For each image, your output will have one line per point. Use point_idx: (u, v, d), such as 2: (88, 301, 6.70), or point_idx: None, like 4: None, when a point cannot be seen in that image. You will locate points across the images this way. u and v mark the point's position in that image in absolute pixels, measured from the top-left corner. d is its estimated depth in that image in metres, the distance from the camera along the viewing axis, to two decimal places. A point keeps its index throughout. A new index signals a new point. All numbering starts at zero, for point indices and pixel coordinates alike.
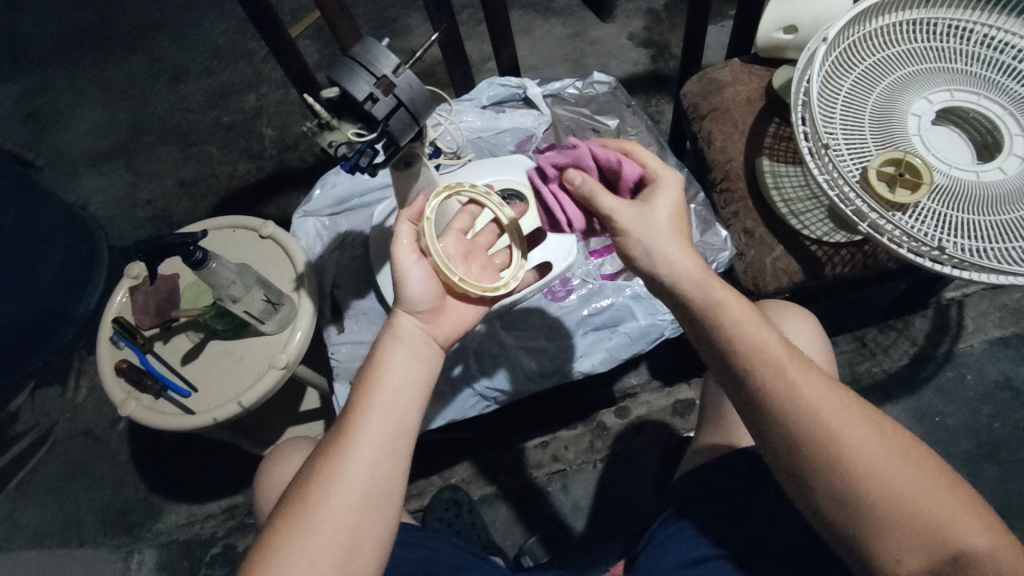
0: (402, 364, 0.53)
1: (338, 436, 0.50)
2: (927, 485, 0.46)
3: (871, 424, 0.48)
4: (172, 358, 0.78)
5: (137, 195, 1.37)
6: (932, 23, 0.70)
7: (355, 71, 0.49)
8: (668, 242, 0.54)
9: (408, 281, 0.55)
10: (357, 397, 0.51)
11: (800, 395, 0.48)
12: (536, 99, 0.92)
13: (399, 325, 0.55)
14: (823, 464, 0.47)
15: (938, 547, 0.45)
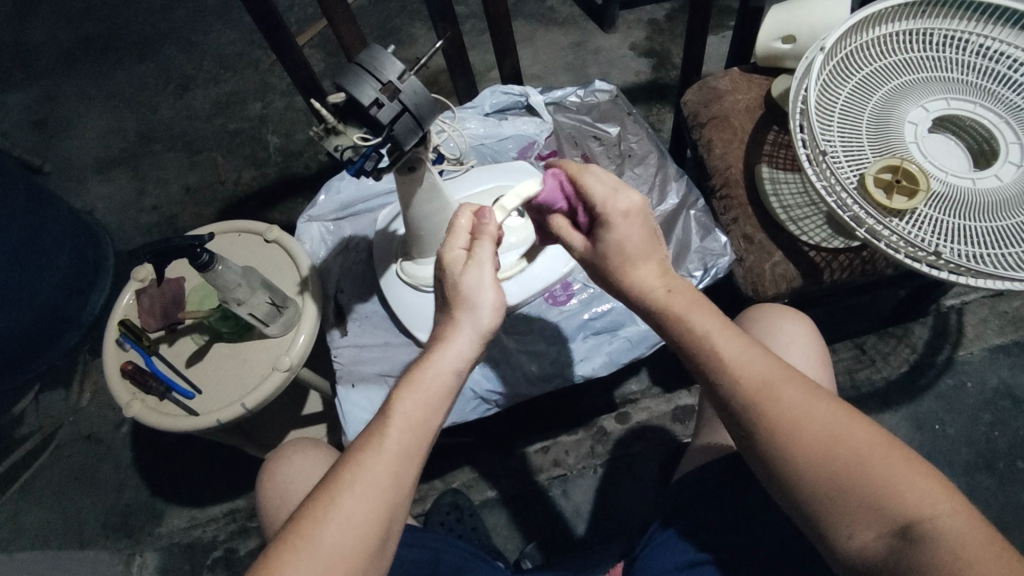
0: (437, 392, 0.52)
1: (359, 462, 0.48)
2: (875, 457, 0.45)
3: (810, 399, 0.48)
4: (177, 361, 0.79)
5: (144, 201, 1.38)
6: (928, 33, 0.72)
7: (362, 77, 0.50)
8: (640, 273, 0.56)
9: (482, 307, 0.54)
10: (388, 426, 0.49)
11: (742, 379, 0.50)
12: (538, 107, 0.93)
13: (454, 345, 0.53)
14: (769, 441, 0.48)
15: (890, 521, 0.44)
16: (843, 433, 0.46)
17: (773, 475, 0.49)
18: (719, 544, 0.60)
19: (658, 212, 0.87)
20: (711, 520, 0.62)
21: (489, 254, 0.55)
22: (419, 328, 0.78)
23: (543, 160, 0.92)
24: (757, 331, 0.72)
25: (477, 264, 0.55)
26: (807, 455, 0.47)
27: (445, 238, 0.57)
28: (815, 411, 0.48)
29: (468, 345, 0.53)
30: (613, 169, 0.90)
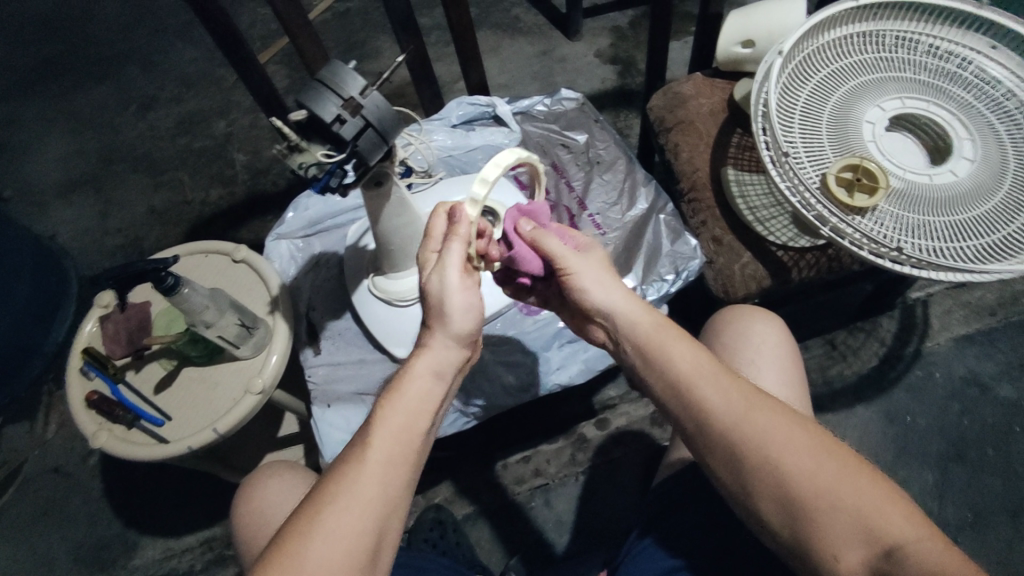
0: (417, 400, 0.52)
1: (343, 477, 0.47)
2: (845, 483, 0.46)
3: (782, 423, 0.49)
4: (145, 388, 0.77)
5: (107, 224, 1.35)
6: (881, 35, 0.74)
7: (322, 94, 0.50)
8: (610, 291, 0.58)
9: (456, 313, 0.54)
10: (373, 437, 0.49)
11: (714, 409, 0.51)
12: (506, 117, 0.92)
13: (433, 352, 0.54)
14: (755, 474, 0.49)
15: (869, 546, 0.44)
16: (819, 470, 0.47)
17: (757, 513, 0.49)
18: (701, 551, 0.60)
19: (628, 218, 0.87)
20: (691, 527, 0.62)
21: (457, 254, 0.54)
22: (395, 344, 0.77)
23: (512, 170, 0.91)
24: (728, 336, 0.72)
25: (441, 264, 0.54)
26: (790, 487, 0.47)
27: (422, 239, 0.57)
28: (787, 436, 0.48)
29: (447, 355, 0.54)
30: (582, 176, 0.90)
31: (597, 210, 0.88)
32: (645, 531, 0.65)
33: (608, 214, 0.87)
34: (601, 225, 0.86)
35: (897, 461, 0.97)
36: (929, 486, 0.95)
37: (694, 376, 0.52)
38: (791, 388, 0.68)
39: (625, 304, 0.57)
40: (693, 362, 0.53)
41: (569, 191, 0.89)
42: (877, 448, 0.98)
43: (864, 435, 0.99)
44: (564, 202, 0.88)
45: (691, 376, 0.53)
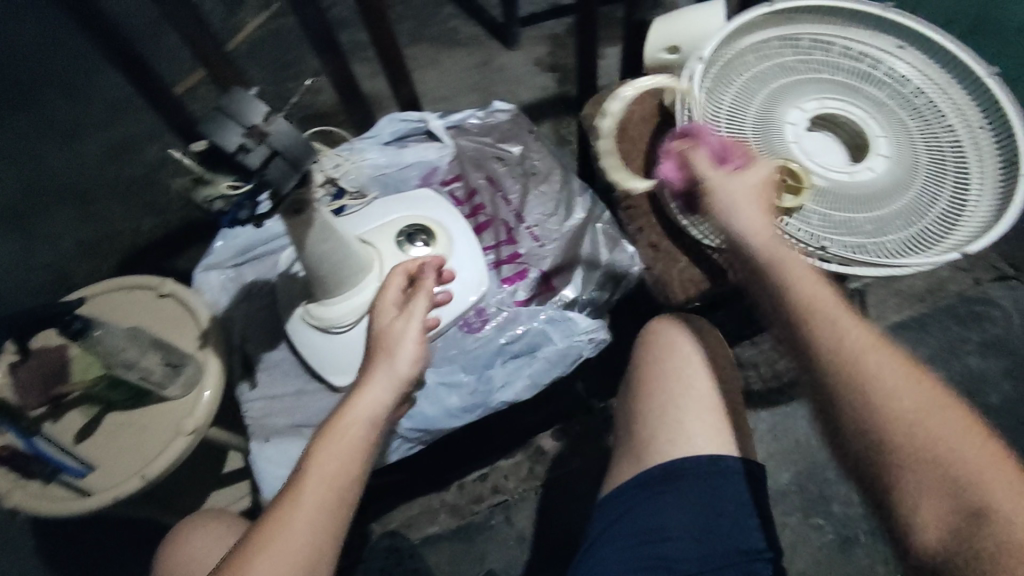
0: (357, 438, 0.54)
1: (280, 514, 0.50)
2: (958, 443, 0.44)
3: (905, 376, 0.47)
4: (64, 437, 0.72)
5: (31, 260, 1.28)
6: (798, 38, 0.75)
7: (224, 123, 0.47)
8: (748, 211, 0.56)
9: (401, 355, 0.57)
10: (308, 477, 0.52)
11: (840, 344, 0.49)
12: (439, 132, 0.90)
13: (374, 391, 0.56)
14: (856, 408, 0.47)
15: (960, 503, 0.43)
16: (937, 424, 0.45)
17: (844, 443, 0.49)
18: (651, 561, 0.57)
19: (566, 228, 0.84)
20: (636, 552, 0.58)
21: (421, 308, 0.60)
22: (332, 372, 0.75)
23: (447, 185, 0.89)
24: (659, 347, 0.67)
25: (406, 316, 0.60)
26: (892, 423, 0.46)
27: (382, 292, 0.62)
28: (906, 388, 0.47)
29: (384, 393, 0.56)
30: (518, 188, 0.87)
31: (535, 221, 0.85)
32: (588, 559, 0.60)
33: (546, 225, 0.84)
34: (539, 237, 0.83)
35: None
36: None
37: (813, 307, 0.51)
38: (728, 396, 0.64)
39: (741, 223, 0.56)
40: (814, 295, 0.51)
41: (505, 205, 0.86)
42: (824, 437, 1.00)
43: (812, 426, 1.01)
44: (501, 216, 0.86)
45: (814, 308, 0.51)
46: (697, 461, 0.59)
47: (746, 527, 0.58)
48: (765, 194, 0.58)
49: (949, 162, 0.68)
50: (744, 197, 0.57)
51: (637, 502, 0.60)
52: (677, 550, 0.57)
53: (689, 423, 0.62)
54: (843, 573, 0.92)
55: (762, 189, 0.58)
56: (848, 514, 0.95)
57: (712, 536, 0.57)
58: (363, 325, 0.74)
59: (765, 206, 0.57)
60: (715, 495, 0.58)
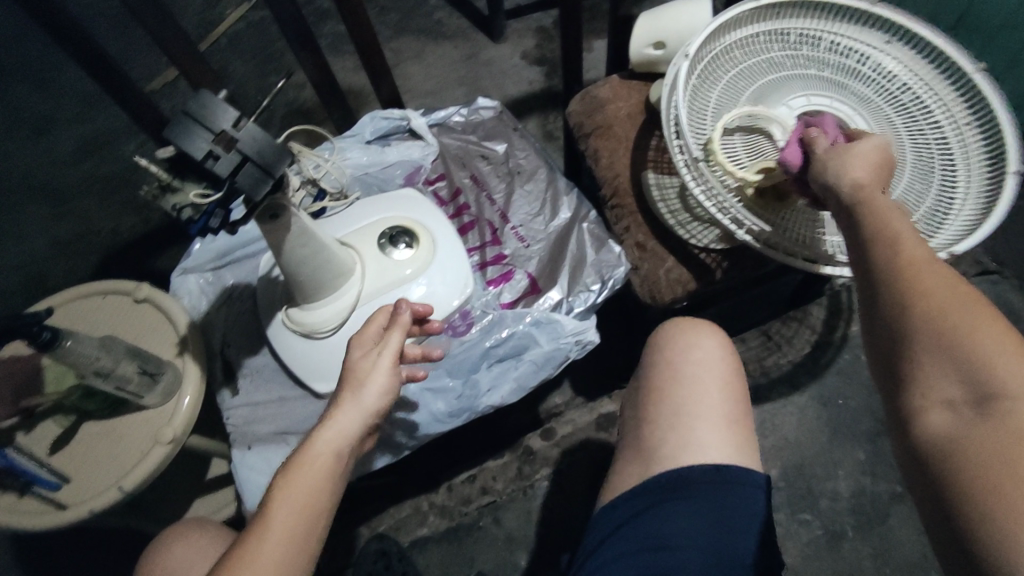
0: (322, 474, 0.52)
1: (245, 556, 0.47)
2: (988, 340, 0.42)
3: (946, 277, 0.45)
4: (38, 449, 0.71)
5: (6, 261, 1.25)
6: (786, 32, 0.74)
7: (190, 128, 0.45)
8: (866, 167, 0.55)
9: (370, 386, 0.55)
10: (277, 507, 0.49)
11: (896, 241, 0.48)
12: (421, 130, 0.88)
13: (341, 422, 0.54)
14: (882, 303, 0.47)
15: (974, 394, 0.42)
16: (971, 321, 0.43)
17: (874, 331, 0.48)
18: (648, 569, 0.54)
19: (552, 228, 0.83)
20: (641, 561, 0.55)
21: (394, 345, 0.57)
22: (316, 379, 0.73)
23: (431, 185, 0.87)
24: (667, 353, 0.67)
25: (378, 349, 0.57)
26: (929, 318, 0.44)
27: (363, 329, 0.59)
28: (946, 285, 0.45)
29: (352, 423, 0.54)
30: (503, 188, 0.86)
31: (520, 222, 0.84)
32: (588, 564, 0.58)
33: (531, 225, 0.83)
34: (524, 237, 0.82)
35: (833, 445, 0.99)
36: (860, 466, 0.97)
37: (881, 219, 0.51)
38: (735, 403, 0.64)
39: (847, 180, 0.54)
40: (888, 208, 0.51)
41: (490, 205, 0.85)
42: (813, 432, 1.00)
43: (801, 421, 1.01)
44: (486, 216, 0.84)
45: (881, 224, 0.50)
46: (710, 471, 0.58)
47: (753, 541, 0.56)
48: (882, 168, 0.55)
49: (935, 160, 0.67)
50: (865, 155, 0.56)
51: (643, 510, 0.58)
52: (681, 562, 0.54)
53: (692, 429, 0.61)
54: (832, 569, 0.92)
55: (877, 157, 0.56)
56: (836, 509, 0.95)
57: (720, 548, 0.55)
58: (347, 329, 0.72)
59: (879, 173, 0.55)
60: (724, 506, 0.56)
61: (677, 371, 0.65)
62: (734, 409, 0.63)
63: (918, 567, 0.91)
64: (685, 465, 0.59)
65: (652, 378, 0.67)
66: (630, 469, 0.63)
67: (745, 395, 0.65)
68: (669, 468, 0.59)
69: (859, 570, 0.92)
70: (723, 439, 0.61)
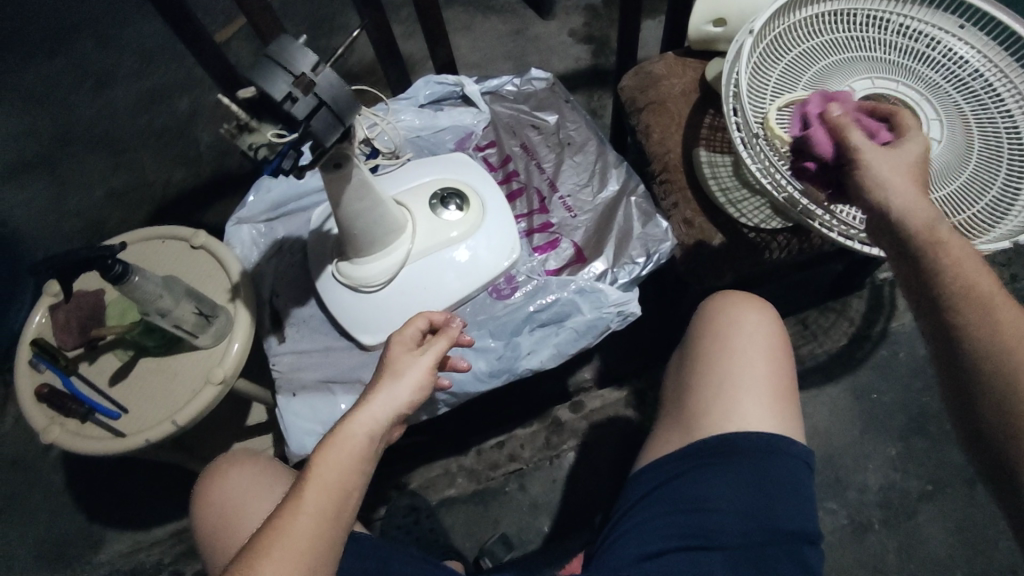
0: (354, 460, 0.52)
1: (278, 529, 0.48)
2: None
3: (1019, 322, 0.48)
4: (99, 379, 0.75)
5: (62, 208, 1.30)
6: (852, 14, 0.73)
7: (272, 70, 0.47)
8: (905, 186, 0.51)
9: (406, 379, 0.56)
10: (309, 489, 0.50)
11: (974, 285, 0.49)
12: (474, 97, 0.89)
13: (375, 407, 0.54)
14: (985, 370, 0.49)
15: None
16: None
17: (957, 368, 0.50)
18: (681, 530, 0.56)
19: (599, 200, 0.83)
20: (677, 522, 0.57)
21: (437, 348, 0.58)
22: (362, 331, 0.75)
23: (482, 151, 0.88)
24: (711, 324, 0.67)
25: (421, 349, 0.58)
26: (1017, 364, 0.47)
27: (404, 325, 0.60)
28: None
29: (387, 410, 0.54)
30: (553, 158, 0.87)
31: (568, 192, 0.84)
32: (625, 522, 0.61)
33: (579, 196, 0.84)
34: (572, 207, 0.83)
35: (864, 437, 0.99)
36: (890, 460, 0.97)
37: (950, 255, 0.50)
38: (779, 376, 0.64)
39: (896, 198, 0.51)
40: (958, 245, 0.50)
41: (539, 173, 0.86)
42: (845, 424, 1.00)
43: (833, 411, 1.01)
44: (534, 183, 0.85)
45: (944, 262, 0.50)
46: (757, 438, 0.58)
47: (795, 512, 0.56)
48: (916, 175, 0.52)
49: (1005, 148, 0.66)
50: (902, 166, 0.52)
51: (683, 473, 0.59)
52: (715, 523, 0.56)
53: (731, 395, 0.62)
54: (853, 557, 0.93)
55: (915, 166, 0.53)
56: (864, 500, 0.95)
57: (758, 514, 0.56)
58: (396, 284, 0.74)
59: (919, 184, 0.52)
60: (767, 474, 0.57)
61: (723, 341, 0.65)
62: (774, 383, 0.63)
63: (943, 563, 0.91)
64: (731, 431, 0.59)
65: (696, 350, 0.67)
66: (669, 436, 0.64)
67: (789, 367, 0.66)
68: (709, 436, 0.60)
69: (881, 561, 0.92)
70: (766, 409, 0.61)
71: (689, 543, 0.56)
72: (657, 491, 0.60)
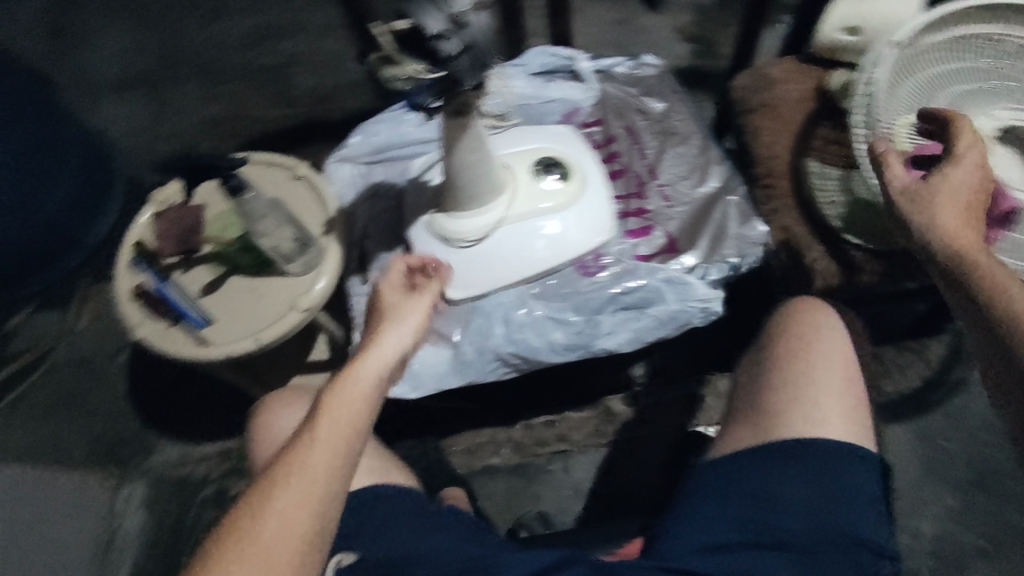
0: (364, 391, 0.55)
1: (297, 456, 0.51)
2: None
3: None
4: (190, 289, 0.78)
5: (159, 129, 1.36)
6: (1003, 39, 0.69)
7: (427, 6, 0.47)
8: (949, 209, 0.57)
9: (405, 324, 0.61)
10: (322, 422, 0.52)
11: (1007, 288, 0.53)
12: (585, 74, 0.89)
13: (382, 347, 0.58)
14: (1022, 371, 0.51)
15: None
16: None
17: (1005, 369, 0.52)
18: (747, 524, 0.57)
19: (698, 194, 0.82)
20: (743, 514, 0.57)
21: (428, 299, 0.65)
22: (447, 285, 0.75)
23: (586, 128, 0.88)
24: (802, 321, 0.67)
25: (413, 300, 0.64)
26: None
27: (390, 275, 0.65)
28: None
29: (392, 348, 0.59)
30: (656, 145, 0.86)
31: (667, 181, 0.83)
32: (685, 507, 0.60)
33: (677, 187, 0.82)
34: (669, 197, 0.82)
35: (922, 482, 0.96)
36: (946, 511, 0.94)
37: (983, 269, 0.55)
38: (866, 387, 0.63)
39: (941, 220, 0.57)
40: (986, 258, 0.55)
41: (641, 157, 0.85)
42: (904, 466, 0.97)
43: (893, 451, 0.98)
44: (635, 167, 0.84)
45: (990, 281, 0.54)
46: (833, 445, 0.58)
47: (866, 520, 0.56)
48: (970, 203, 0.58)
49: None
50: (946, 192, 0.58)
51: (751, 468, 0.60)
52: (783, 522, 0.56)
53: (820, 400, 0.61)
54: None
55: (967, 196, 0.58)
56: (912, 546, 0.92)
57: (830, 518, 0.55)
58: (488, 244, 0.74)
59: (965, 210, 0.57)
60: (844, 481, 0.57)
61: (818, 351, 0.64)
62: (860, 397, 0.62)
63: None
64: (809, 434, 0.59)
65: (780, 351, 0.65)
66: (743, 431, 0.64)
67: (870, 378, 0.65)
68: (785, 436, 0.60)
69: None
70: (853, 423, 0.60)
71: (754, 537, 0.56)
72: (724, 481, 0.60)
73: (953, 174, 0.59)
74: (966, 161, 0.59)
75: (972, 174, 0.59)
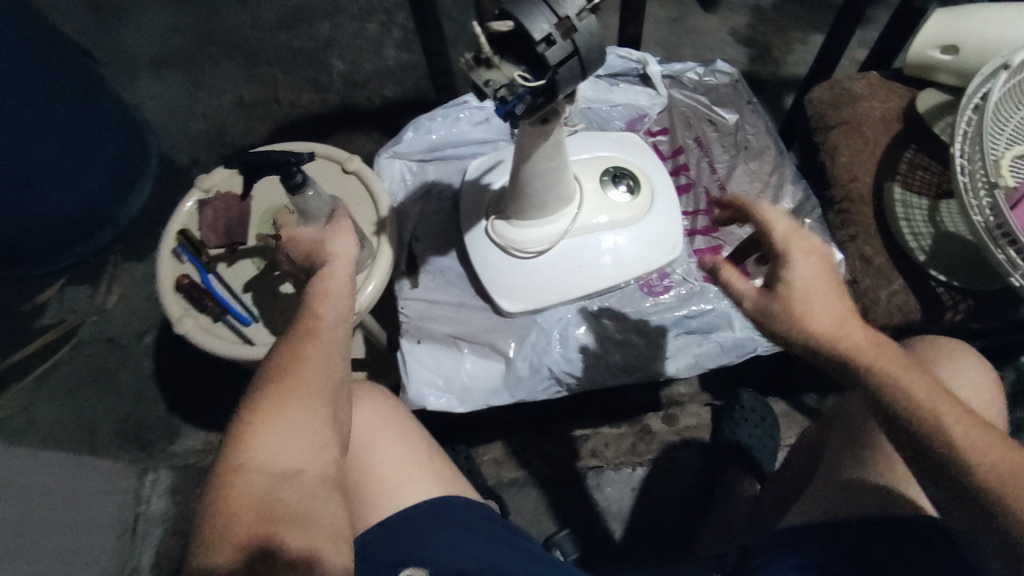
0: (347, 286, 0.52)
1: (308, 345, 0.48)
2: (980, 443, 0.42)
3: (909, 371, 0.45)
4: (234, 283, 0.75)
5: (193, 106, 1.32)
6: None
7: (535, 6, 0.43)
8: (822, 315, 0.46)
9: (343, 233, 0.55)
10: (321, 311, 0.50)
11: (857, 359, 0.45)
12: (655, 79, 0.84)
13: (341, 247, 0.54)
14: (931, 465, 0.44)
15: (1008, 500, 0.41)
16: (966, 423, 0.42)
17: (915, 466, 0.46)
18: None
19: None
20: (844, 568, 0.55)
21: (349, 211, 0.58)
22: (502, 296, 0.72)
23: (652, 137, 0.84)
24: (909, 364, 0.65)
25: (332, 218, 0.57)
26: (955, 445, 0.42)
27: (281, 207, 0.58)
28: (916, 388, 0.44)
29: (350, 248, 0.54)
30: (726, 160, 0.82)
31: None
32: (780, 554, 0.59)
33: None
34: None
35: None
36: None
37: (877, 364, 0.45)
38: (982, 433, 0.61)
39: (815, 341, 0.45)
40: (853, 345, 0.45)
41: (710, 172, 0.81)
42: None
43: None
44: (704, 182, 0.81)
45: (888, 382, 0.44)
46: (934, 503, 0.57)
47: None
48: (828, 288, 0.47)
49: None
50: (817, 288, 0.47)
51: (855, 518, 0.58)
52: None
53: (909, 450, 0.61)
54: None
55: (822, 282, 0.47)
56: None
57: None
58: (550, 256, 0.70)
59: (834, 300, 0.46)
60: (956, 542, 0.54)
61: None
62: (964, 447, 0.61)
63: None
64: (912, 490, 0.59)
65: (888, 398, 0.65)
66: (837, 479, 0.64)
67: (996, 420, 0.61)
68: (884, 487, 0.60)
69: None
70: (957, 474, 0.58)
71: None
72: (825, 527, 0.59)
73: (795, 272, 0.47)
74: (798, 256, 0.47)
75: (816, 251, 0.47)
